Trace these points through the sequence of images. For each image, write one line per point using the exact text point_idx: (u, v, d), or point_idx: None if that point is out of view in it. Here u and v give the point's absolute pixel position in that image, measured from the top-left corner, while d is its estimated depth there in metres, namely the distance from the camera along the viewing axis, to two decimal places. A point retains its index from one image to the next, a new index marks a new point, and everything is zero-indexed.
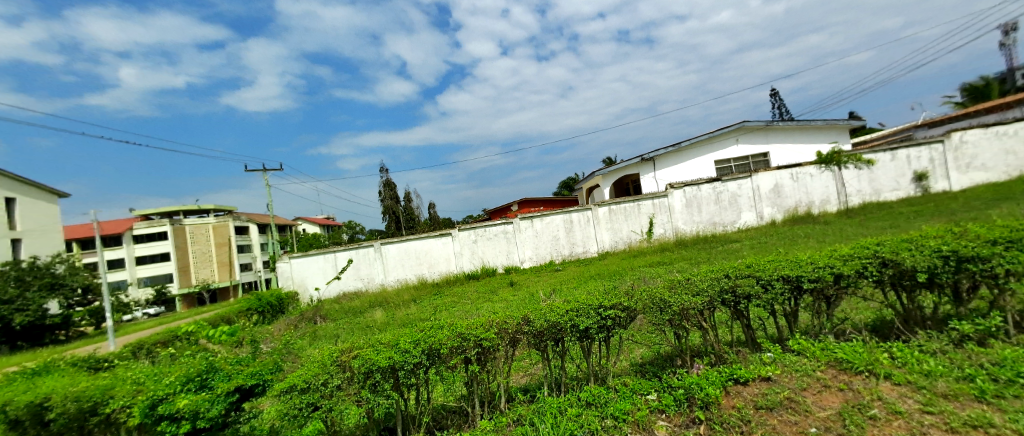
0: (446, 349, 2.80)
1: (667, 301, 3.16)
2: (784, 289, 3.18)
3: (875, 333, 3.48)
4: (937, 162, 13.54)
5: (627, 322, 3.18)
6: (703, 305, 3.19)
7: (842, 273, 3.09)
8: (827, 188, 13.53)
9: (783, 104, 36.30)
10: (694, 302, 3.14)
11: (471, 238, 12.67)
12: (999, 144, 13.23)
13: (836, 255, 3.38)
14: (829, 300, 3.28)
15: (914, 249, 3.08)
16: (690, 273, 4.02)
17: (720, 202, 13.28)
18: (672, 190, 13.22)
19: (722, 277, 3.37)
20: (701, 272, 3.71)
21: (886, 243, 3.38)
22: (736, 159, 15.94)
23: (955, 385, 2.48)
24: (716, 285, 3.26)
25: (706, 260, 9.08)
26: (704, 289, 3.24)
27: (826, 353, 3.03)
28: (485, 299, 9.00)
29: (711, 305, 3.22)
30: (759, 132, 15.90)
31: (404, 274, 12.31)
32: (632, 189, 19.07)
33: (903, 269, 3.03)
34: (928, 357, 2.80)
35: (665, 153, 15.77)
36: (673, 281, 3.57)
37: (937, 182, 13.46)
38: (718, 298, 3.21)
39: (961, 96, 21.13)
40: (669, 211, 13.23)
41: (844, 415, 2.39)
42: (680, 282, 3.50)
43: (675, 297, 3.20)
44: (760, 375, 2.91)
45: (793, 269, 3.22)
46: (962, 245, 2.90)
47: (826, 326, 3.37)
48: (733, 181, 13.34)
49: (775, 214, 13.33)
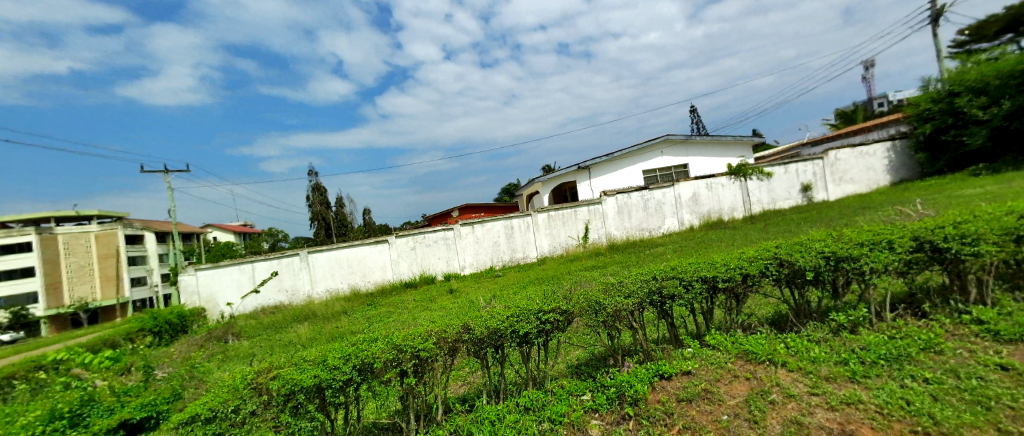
0: (381, 362, 2.64)
1: (601, 304, 3.28)
2: (702, 288, 3.46)
3: (775, 325, 3.92)
4: (819, 175, 15.66)
5: (565, 324, 3.25)
6: (633, 306, 3.37)
7: (749, 273, 3.45)
8: (735, 197, 15.02)
9: (698, 121, 40.63)
10: (625, 304, 3.31)
11: (409, 245, 12.25)
12: (863, 162, 15.81)
13: (743, 256, 3.75)
14: (738, 297, 3.64)
15: (803, 251, 3.53)
16: (622, 274, 4.22)
17: (647, 209, 14.18)
18: (605, 197, 13.89)
19: (651, 279, 3.59)
20: (632, 274, 3.92)
21: (783, 245, 3.82)
22: (661, 170, 17.28)
23: (834, 369, 2.87)
24: (646, 286, 3.47)
25: (636, 263, 9.66)
26: (635, 291, 3.43)
27: (735, 346, 3.35)
28: (423, 307, 8.74)
29: (640, 305, 3.41)
30: (680, 145, 17.34)
31: (335, 284, 11.58)
32: (569, 195, 19.77)
33: (796, 269, 3.45)
34: (815, 345, 3.21)
35: (600, 162, 16.54)
36: (607, 284, 3.74)
37: (819, 193, 15.58)
38: (647, 299, 3.40)
39: (836, 119, 24.88)
40: (603, 217, 13.85)
41: (750, 402, 2.66)
42: (613, 285, 3.67)
43: (609, 299, 3.33)
44: (681, 369, 3.14)
45: (710, 270, 3.53)
46: (840, 247, 3.38)
47: (736, 323, 3.73)
48: (659, 190, 14.31)
49: (693, 220, 14.55)
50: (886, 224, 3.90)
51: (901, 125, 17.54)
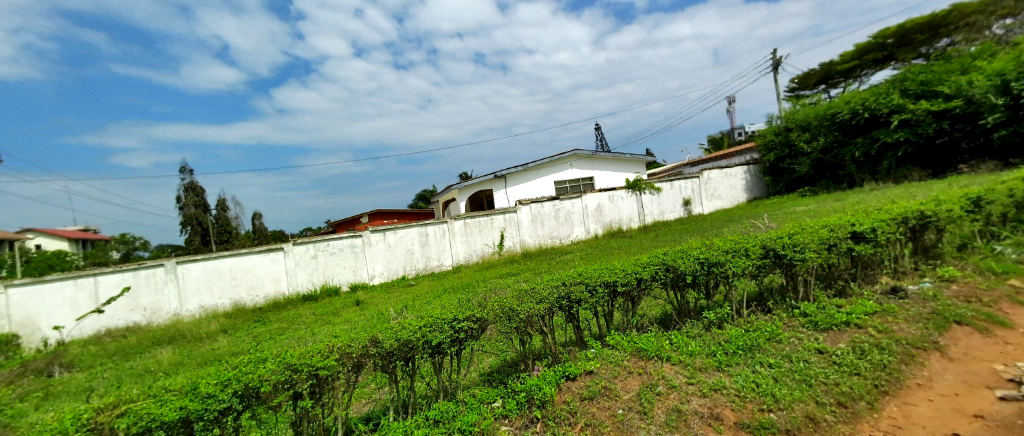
0: (270, 385, 2.39)
1: (515, 310, 3.36)
2: (605, 293, 3.75)
3: (662, 324, 4.40)
4: (696, 191, 17.94)
5: (479, 332, 3.27)
6: (545, 311, 3.52)
7: (643, 277, 3.84)
8: (632, 209, 16.50)
9: (601, 138, 44.15)
10: (537, 309, 3.44)
11: (309, 253, 11.30)
12: (729, 181, 18.71)
13: (638, 263, 4.16)
14: (633, 300, 4.02)
15: (686, 257, 4.03)
16: (534, 280, 4.39)
17: (557, 218, 14.92)
18: (520, 206, 14.28)
19: (560, 285, 3.79)
20: (543, 281, 4.09)
21: (671, 252, 4.31)
22: (570, 182, 18.36)
23: (707, 360, 3.32)
24: (556, 292, 3.65)
25: (547, 269, 10.11)
26: (546, 297, 3.58)
27: (630, 345, 3.69)
28: (324, 322, 8.07)
29: (550, 311, 3.57)
30: (586, 159, 18.64)
31: (212, 300, 10.12)
32: (484, 203, 19.94)
33: (679, 273, 3.93)
34: (692, 340, 3.68)
35: (514, 172, 17.00)
36: (520, 291, 3.85)
37: (698, 206, 17.90)
38: (556, 304, 3.58)
39: (709, 144, 29.09)
40: (517, 226, 14.18)
41: (641, 395, 2.94)
42: (526, 291, 3.79)
43: (522, 306, 3.43)
44: (584, 369, 3.36)
45: (611, 275, 3.84)
46: (713, 255, 3.94)
47: (631, 323, 4.10)
48: (568, 200, 15.16)
49: (598, 229, 15.68)
50: (748, 234, 4.65)
51: (753, 153, 21.19)
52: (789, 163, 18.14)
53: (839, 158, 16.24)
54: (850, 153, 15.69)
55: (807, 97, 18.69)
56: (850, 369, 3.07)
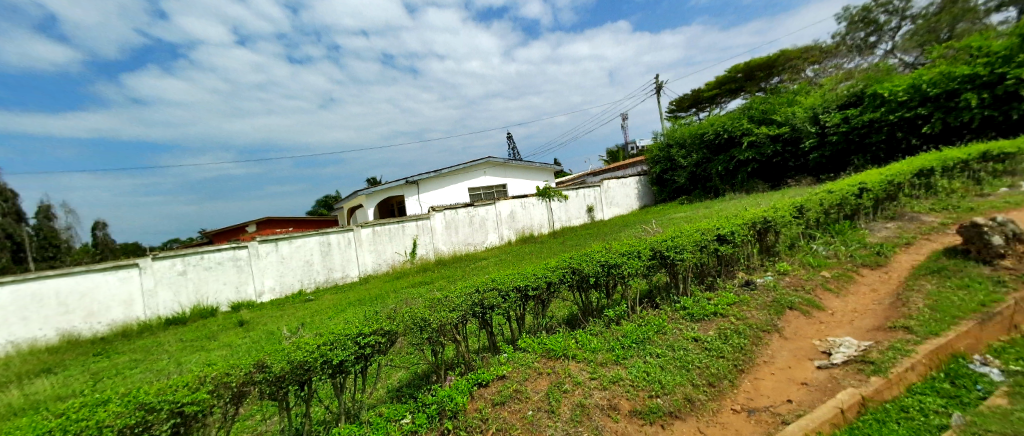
0: (111, 433, 2.00)
1: (426, 320, 3.28)
2: (516, 298, 3.86)
3: (569, 324, 4.65)
4: (598, 199, 19.38)
5: (388, 345, 3.13)
6: (458, 319, 3.50)
7: (552, 281, 4.03)
8: (542, 216, 17.18)
9: (512, 147, 45.50)
10: (450, 318, 3.41)
11: (176, 268, 9.18)
12: (624, 190, 20.61)
13: (547, 267, 4.35)
14: (543, 302, 4.19)
15: (589, 260, 4.33)
16: (446, 288, 4.33)
17: (472, 225, 14.91)
18: (433, 213, 13.97)
19: (473, 292, 3.80)
20: (455, 288, 4.06)
21: (577, 255, 4.59)
22: (483, 188, 18.55)
23: (607, 356, 3.61)
24: (469, 299, 3.65)
25: (462, 277, 10.06)
26: (459, 304, 3.57)
27: (540, 346, 3.84)
28: (200, 346, 6.97)
29: (463, 319, 3.56)
30: (499, 167, 18.99)
31: (19, 336, 7.23)
32: (396, 210, 19.14)
33: (584, 275, 4.20)
34: (594, 337, 3.96)
35: (427, 178, 16.66)
36: (432, 300, 3.77)
37: (599, 213, 19.35)
38: (469, 312, 3.59)
39: (608, 157, 31.75)
40: (431, 233, 13.85)
41: (549, 395, 3.08)
42: (439, 300, 3.73)
43: (434, 315, 3.37)
44: (496, 374, 3.41)
45: (522, 280, 3.97)
46: (614, 257, 4.30)
47: (541, 325, 4.26)
48: (483, 207, 15.28)
49: (511, 235, 16.05)
50: (643, 237, 5.16)
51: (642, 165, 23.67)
52: (670, 175, 20.51)
53: (707, 171, 18.92)
54: (716, 168, 18.32)
55: (683, 118, 21.60)
56: (718, 353, 3.58)
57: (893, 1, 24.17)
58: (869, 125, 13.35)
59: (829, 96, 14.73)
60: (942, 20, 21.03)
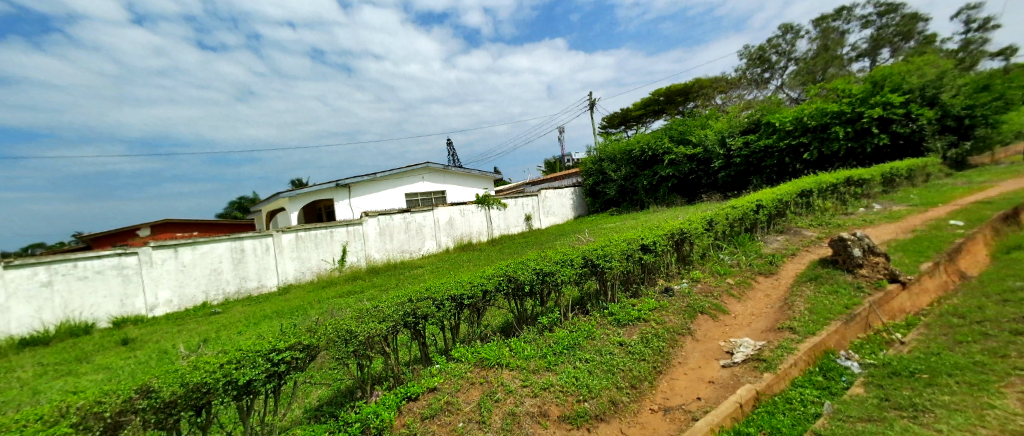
0: None
1: (353, 332, 3.11)
2: (451, 307, 3.81)
3: (503, 332, 4.67)
4: (536, 208, 19.84)
5: (308, 360, 2.92)
6: (387, 330, 3.37)
7: (488, 289, 4.04)
8: (481, 223, 17.17)
9: (451, 153, 45.17)
10: (379, 329, 3.27)
11: (37, 278, 7.41)
12: (561, 200, 21.34)
13: (483, 275, 4.35)
14: (478, 311, 4.18)
15: (525, 268, 4.40)
16: (377, 297, 4.15)
17: (408, 231, 14.44)
18: (366, 218, 13.25)
19: (406, 302, 3.68)
20: (387, 298, 3.91)
21: (513, 264, 4.63)
22: (421, 194, 18.15)
23: (540, 362, 3.70)
24: (400, 309, 3.53)
25: (395, 285, 9.70)
26: (389, 315, 3.44)
27: (473, 356, 3.82)
28: (75, 367, 5.94)
29: (394, 329, 3.44)
30: (438, 173, 18.75)
31: None
32: (324, 215, 18.01)
33: (519, 283, 4.26)
34: (528, 345, 4.04)
35: (360, 181, 15.93)
36: (360, 310, 3.60)
37: (537, 221, 19.80)
38: (400, 322, 3.47)
39: (545, 168, 32.77)
40: (363, 239, 13.11)
41: (480, 405, 3.07)
42: (368, 310, 3.56)
43: (361, 326, 3.21)
44: (427, 387, 3.34)
45: (458, 289, 3.93)
46: (548, 266, 4.42)
47: (475, 334, 4.24)
48: (420, 213, 14.87)
49: (448, 242, 15.80)
50: (577, 246, 5.35)
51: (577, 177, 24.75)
52: (601, 187, 21.59)
53: (634, 185, 20.21)
54: (642, 182, 19.64)
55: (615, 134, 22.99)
56: (640, 356, 3.81)
57: (781, 43, 28.00)
58: (764, 151, 15.32)
59: (734, 122, 16.68)
60: (816, 64, 24.91)
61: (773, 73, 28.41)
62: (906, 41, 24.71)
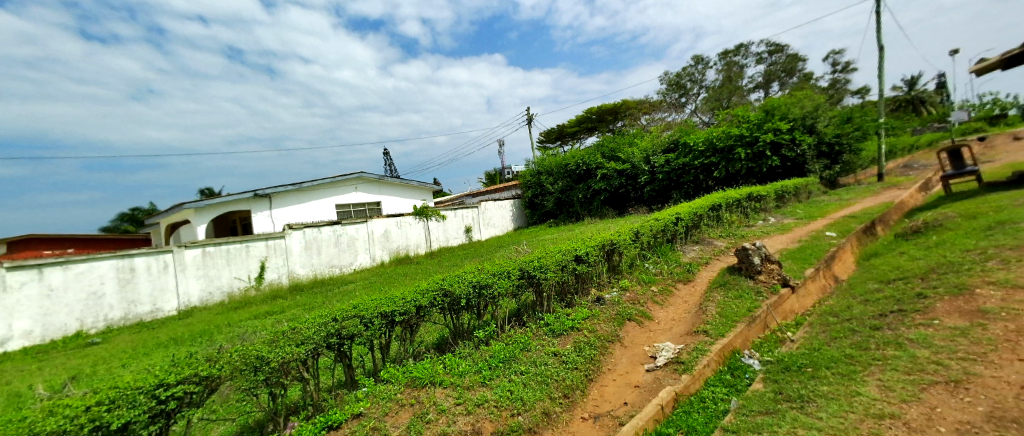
0: None
1: (265, 358, 2.84)
2: (381, 324, 3.63)
3: (438, 349, 4.52)
4: (476, 220, 19.76)
5: (206, 395, 2.60)
6: (306, 354, 3.12)
7: (422, 305, 3.90)
8: (420, 236, 16.64)
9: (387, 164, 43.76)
10: (296, 353, 3.01)
11: None
12: (500, 212, 21.48)
13: (417, 289, 4.20)
14: (412, 328, 4.03)
15: (461, 282, 4.33)
16: (299, 318, 3.83)
17: (339, 245, 13.54)
18: (289, 231, 12.22)
19: (329, 322, 3.44)
20: (308, 318, 3.63)
21: (448, 278, 4.53)
22: (354, 205, 17.26)
23: (474, 378, 3.65)
24: (323, 329, 3.29)
25: (321, 304, 9.01)
26: (309, 336, 3.19)
27: (405, 376, 3.67)
28: None
29: (314, 352, 3.19)
30: (373, 183, 17.98)
31: None
32: (238, 227, 16.36)
33: (455, 297, 4.17)
34: (462, 360, 3.97)
35: (284, 191, 14.74)
36: (276, 333, 3.30)
37: (477, 233, 19.68)
38: (322, 343, 3.23)
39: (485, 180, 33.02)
40: (285, 254, 12.02)
41: (410, 427, 2.95)
42: (284, 333, 3.27)
43: (276, 351, 2.93)
44: (351, 413, 3.14)
45: (389, 305, 3.75)
46: (485, 279, 4.39)
47: (408, 353, 4.06)
48: (352, 225, 14.05)
49: (383, 256, 15.08)
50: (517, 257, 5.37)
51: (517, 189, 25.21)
52: (539, 199, 22.28)
53: (570, 197, 21.01)
54: (577, 195, 20.46)
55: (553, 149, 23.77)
56: (573, 365, 3.92)
57: (694, 72, 31.12)
58: (681, 169, 16.83)
59: (656, 141, 18.25)
60: (722, 92, 28.02)
61: (688, 98, 31.41)
62: (790, 77, 28.79)
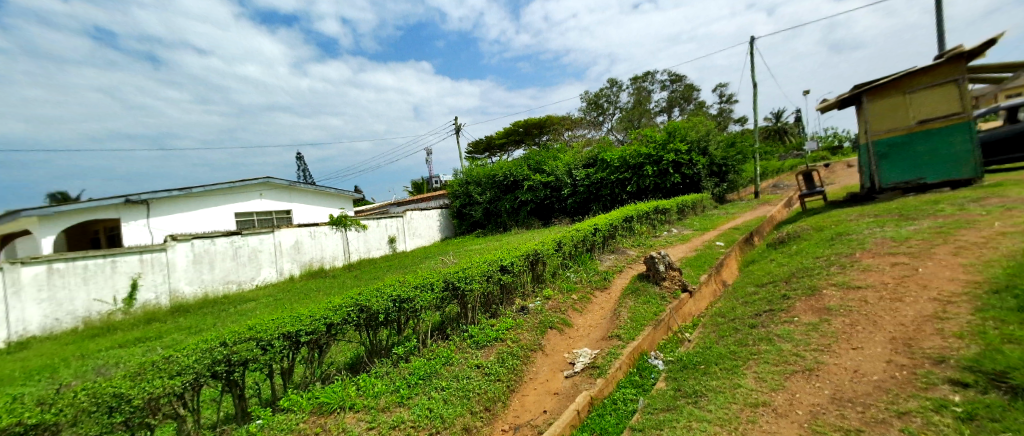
0: None
1: (125, 396, 2.38)
2: (283, 346, 3.27)
3: (351, 369, 4.19)
4: (401, 230, 18.96)
5: None
6: (183, 387, 2.69)
7: (333, 323, 3.59)
8: (336, 246, 15.49)
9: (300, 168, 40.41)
10: (169, 387, 2.57)
11: None
12: (427, 222, 20.90)
13: (329, 306, 3.86)
14: (321, 348, 3.69)
15: (379, 296, 4.07)
16: (179, 344, 3.30)
17: (237, 258, 12.07)
18: (172, 243, 10.61)
19: (216, 347, 3.00)
20: (190, 344, 3.15)
21: (364, 292, 4.23)
22: (258, 214, 15.59)
23: (389, 398, 3.45)
24: (207, 356, 2.87)
25: (210, 327, 7.87)
26: (189, 366, 2.75)
27: (309, 402, 3.34)
28: None
29: (194, 384, 2.77)
30: (281, 190, 16.44)
31: None
32: (102, 237, 13.76)
33: (372, 313, 3.91)
34: (378, 380, 3.73)
35: (167, 197, 12.82)
36: (144, 364, 2.81)
37: (401, 244, 18.86)
38: (205, 373, 2.81)
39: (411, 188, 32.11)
40: (166, 269, 10.38)
41: None
42: (153, 364, 2.78)
43: (141, 387, 2.48)
44: None
45: (293, 324, 3.39)
46: (405, 292, 4.18)
47: (315, 376, 3.71)
48: (254, 236, 12.63)
49: (293, 269, 13.74)
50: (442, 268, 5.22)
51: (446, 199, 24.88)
52: (467, 209, 22.25)
53: (497, 208, 21.21)
54: (504, 205, 20.70)
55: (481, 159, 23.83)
56: (495, 376, 3.89)
57: (609, 94, 33.57)
58: (600, 184, 17.88)
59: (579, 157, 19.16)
60: (633, 114, 30.54)
61: (604, 117, 33.72)
62: (688, 104, 32.38)
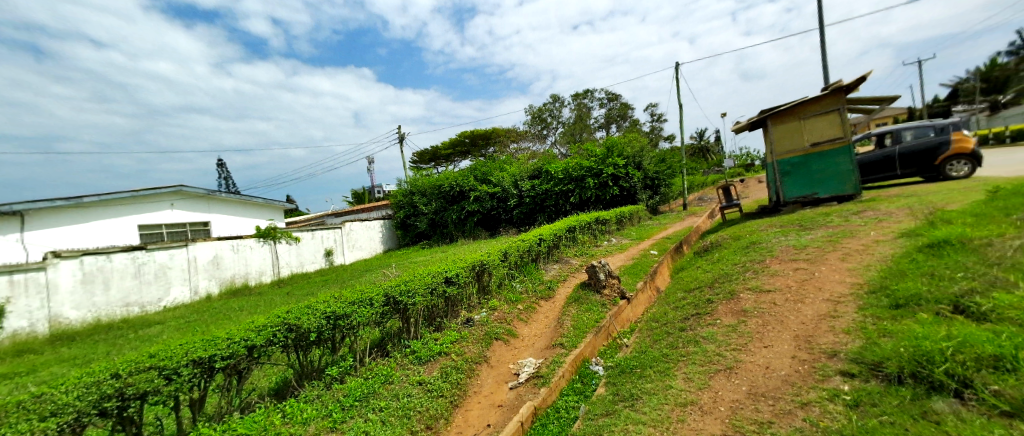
0: None
1: None
2: (193, 374, 2.92)
3: (277, 395, 3.84)
4: (338, 242, 17.96)
5: None
6: (57, 431, 2.30)
7: (255, 345, 3.27)
8: (263, 261, 14.28)
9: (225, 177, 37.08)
10: None
11: None
12: (367, 233, 20.03)
13: (252, 325, 3.51)
14: (240, 373, 3.35)
15: (310, 312, 3.78)
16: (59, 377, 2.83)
17: (140, 276, 10.70)
18: (55, 260, 9.18)
19: (106, 380, 2.60)
20: (72, 378, 2.71)
21: (294, 309, 3.91)
22: (168, 226, 14.03)
23: (319, 425, 3.21)
24: (93, 391, 2.48)
25: (102, 357, 6.84)
26: (67, 404, 2.36)
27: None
28: None
29: (73, 426, 2.38)
30: (198, 200, 14.94)
31: None
32: None
33: (302, 331, 3.62)
34: (307, 405, 3.46)
35: (50, 207, 11.10)
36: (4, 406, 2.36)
37: (338, 256, 17.84)
38: (88, 412, 2.42)
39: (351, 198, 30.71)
40: (45, 292, 8.91)
41: None
42: (17, 405, 2.35)
43: None
44: None
45: (207, 349, 3.04)
46: (340, 307, 3.92)
47: (234, 405, 3.34)
48: (162, 251, 11.29)
49: (211, 287, 12.42)
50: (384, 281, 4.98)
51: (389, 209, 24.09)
52: (411, 220, 21.67)
53: (443, 218, 20.89)
54: (450, 216, 20.43)
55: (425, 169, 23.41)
56: (437, 392, 3.76)
57: (552, 109, 34.69)
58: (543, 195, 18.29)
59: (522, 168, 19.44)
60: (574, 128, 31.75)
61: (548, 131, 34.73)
62: (624, 121, 34.32)
